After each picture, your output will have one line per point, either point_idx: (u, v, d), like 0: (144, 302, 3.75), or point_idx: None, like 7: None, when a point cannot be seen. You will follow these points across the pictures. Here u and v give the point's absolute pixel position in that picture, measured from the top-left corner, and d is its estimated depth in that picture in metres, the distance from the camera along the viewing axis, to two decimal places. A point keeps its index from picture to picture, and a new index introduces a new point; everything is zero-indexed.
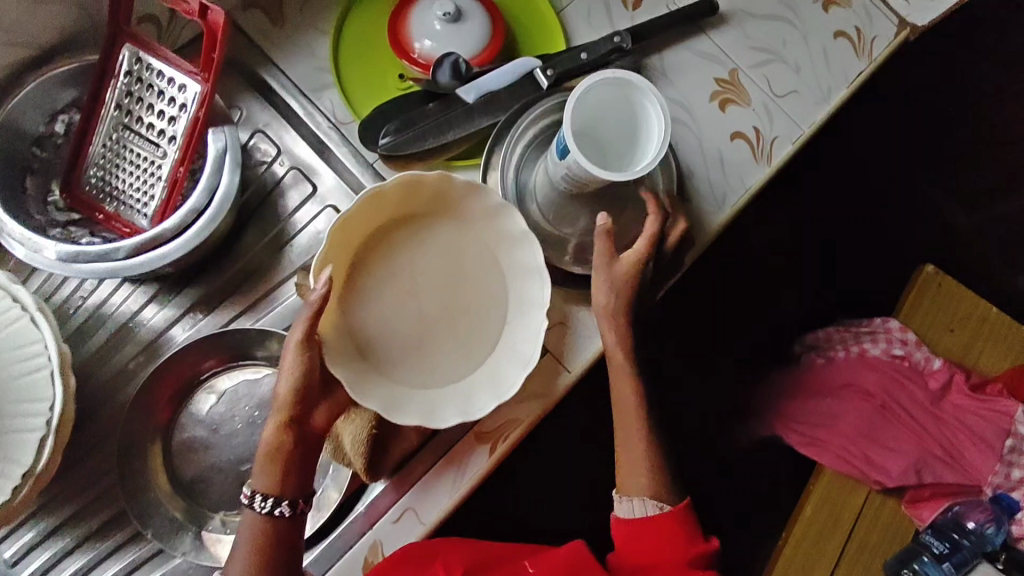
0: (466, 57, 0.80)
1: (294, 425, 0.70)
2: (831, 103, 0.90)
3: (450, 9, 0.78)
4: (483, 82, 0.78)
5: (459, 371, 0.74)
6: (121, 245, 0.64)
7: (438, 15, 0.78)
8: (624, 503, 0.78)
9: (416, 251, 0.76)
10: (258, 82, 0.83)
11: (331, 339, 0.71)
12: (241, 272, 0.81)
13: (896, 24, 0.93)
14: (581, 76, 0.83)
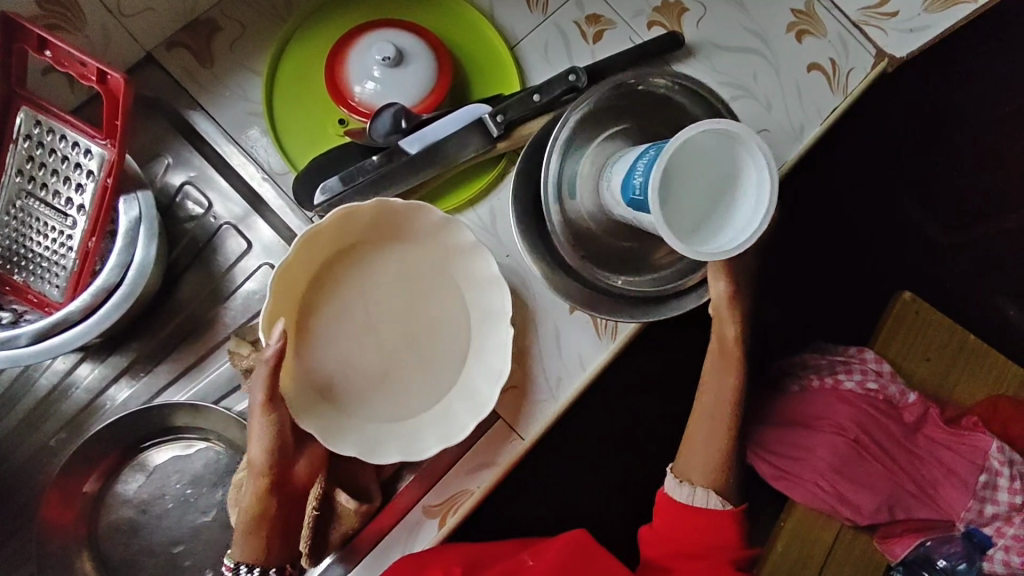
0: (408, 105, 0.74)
1: (276, 489, 0.65)
2: (803, 142, 0.85)
3: (389, 53, 0.72)
4: (427, 131, 0.72)
5: (434, 394, 0.68)
6: (23, 331, 0.61)
7: (377, 60, 0.72)
8: (685, 488, 0.76)
9: (367, 282, 0.70)
10: (186, 126, 0.77)
11: (293, 394, 0.66)
12: (172, 336, 0.75)
13: (873, 55, 0.87)
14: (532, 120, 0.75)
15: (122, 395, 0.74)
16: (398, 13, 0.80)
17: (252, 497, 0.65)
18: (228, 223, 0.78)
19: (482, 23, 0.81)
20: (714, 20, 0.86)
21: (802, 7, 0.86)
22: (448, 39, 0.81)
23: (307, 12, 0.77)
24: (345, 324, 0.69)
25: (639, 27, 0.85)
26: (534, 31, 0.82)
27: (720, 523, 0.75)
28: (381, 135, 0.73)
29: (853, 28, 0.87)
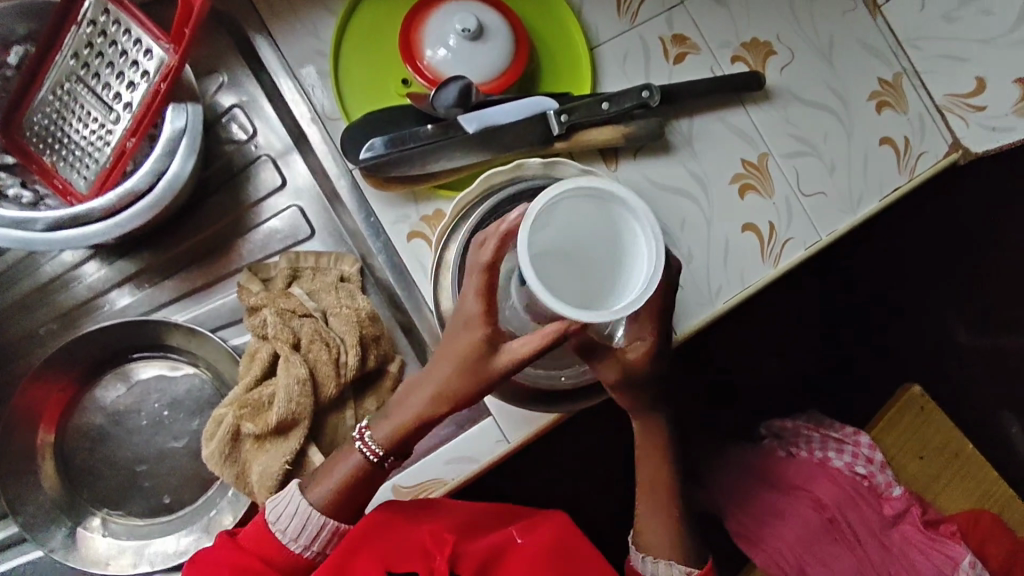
0: (474, 83, 0.72)
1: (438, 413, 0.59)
2: (856, 215, 0.84)
3: (470, 26, 0.70)
4: (491, 114, 0.71)
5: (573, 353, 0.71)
6: (41, 216, 0.59)
7: (456, 29, 0.70)
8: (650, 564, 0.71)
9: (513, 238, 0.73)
10: (249, 49, 0.75)
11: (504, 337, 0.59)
12: (183, 257, 0.74)
13: (948, 144, 0.86)
14: (596, 128, 0.75)
15: (121, 301, 0.73)
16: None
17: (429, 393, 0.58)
18: (267, 156, 0.76)
19: (568, 15, 0.79)
20: (799, 70, 0.84)
21: (889, 78, 0.86)
22: (531, 24, 0.79)
23: None
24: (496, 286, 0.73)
25: (722, 59, 0.83)
26: (617, 38, 0.80)
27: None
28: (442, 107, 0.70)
29: (934, 111, 0.86)
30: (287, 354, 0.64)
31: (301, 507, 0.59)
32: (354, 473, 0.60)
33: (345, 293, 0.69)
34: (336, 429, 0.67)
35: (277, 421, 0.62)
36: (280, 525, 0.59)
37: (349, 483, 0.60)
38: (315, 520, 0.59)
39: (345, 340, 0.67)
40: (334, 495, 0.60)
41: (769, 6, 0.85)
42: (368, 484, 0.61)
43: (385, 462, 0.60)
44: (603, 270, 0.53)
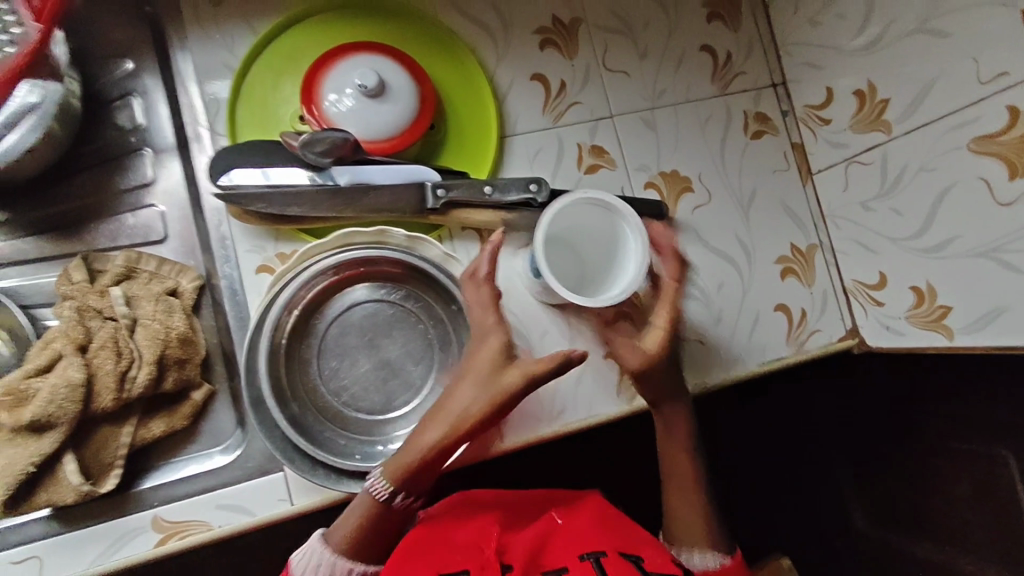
0: (362, 138, 0.71)
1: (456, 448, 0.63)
2: (731, 373, 0.80)
3: (368, 84, 0.69)
4: (366, 171, 0.69)
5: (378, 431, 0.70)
6: None
7: (355, 83, 0.69)
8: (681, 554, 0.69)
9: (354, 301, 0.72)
10: (163, 45, 0.75)
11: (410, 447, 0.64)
12: (41, 221, 0.71)
13: (846, 328, 0.84)
14: (476, 211, 0.73)
15: None
16: (417, 49, 0.78)
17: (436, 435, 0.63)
18: (148, 151, 0.74)
19: (488, 98, 0.78)
20: (712, 214, 0.83)
21: (802, 247, 0.85)
22: (448, 96, 0.78)
23: (332, 6, 0.76)
24: (326, 346, 0.71)
25: (635, 181, 0.82)
26: (534, 132, 0.80)
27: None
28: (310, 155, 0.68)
29: (839, 291, 0.84)
30: (69, 355, 0.62)
31: (319, 556, 0.61)
32: (367, 514, 0.62)
33: (163, 307, 0.67)
34: (104, 444, 0.64)
35: (30, 419, 0.59)
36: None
37: (363, 523, 0.62)
38: (344, 564, 0.61)
39: (142, 355, 0.64)
40: (347, 539, 0.62)
41: (696, 144, 0.84)
42: (380, 521, 0.62)
43: (394, 501, 0.62)
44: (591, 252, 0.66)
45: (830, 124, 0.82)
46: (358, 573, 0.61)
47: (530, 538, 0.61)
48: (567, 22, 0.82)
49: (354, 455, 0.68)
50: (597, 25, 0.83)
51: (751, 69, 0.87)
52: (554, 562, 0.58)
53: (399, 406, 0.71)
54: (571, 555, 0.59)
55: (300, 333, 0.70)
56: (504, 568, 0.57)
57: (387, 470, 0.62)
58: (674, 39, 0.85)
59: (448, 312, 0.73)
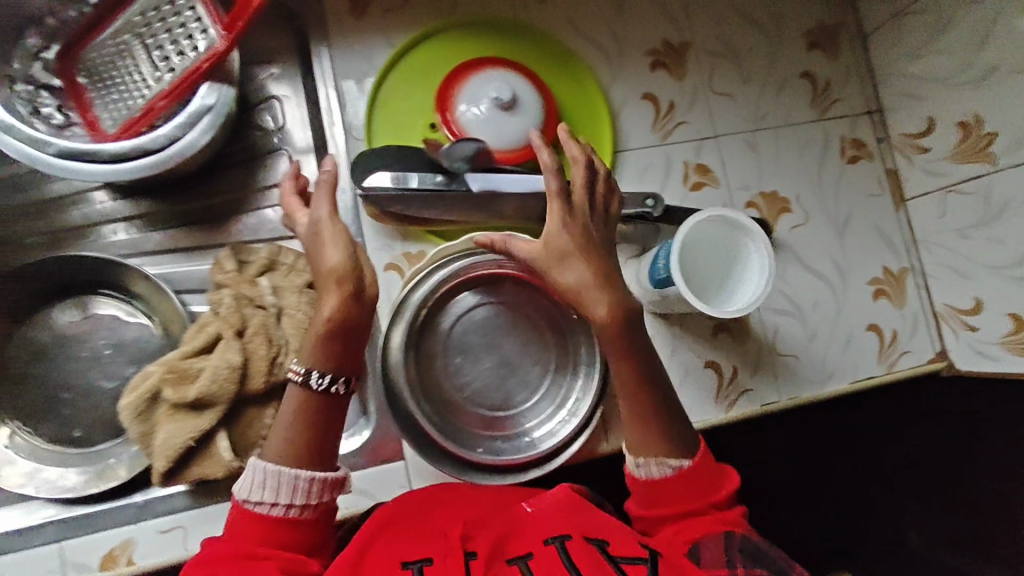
0: (494, 147, 0.76)
1: (351, 296, 0.60)
2: (824, 388, 0.84)
3: (504, 97, 0.74)
4: (496, 180, 0.73)
5: (498, 427, 0.77)
6: (55, 141, 0.61)
7: (490, 96, 0.74)
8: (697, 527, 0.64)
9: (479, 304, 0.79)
10: (307, 54, 0.80)
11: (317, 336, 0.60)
12: (188, 213, 0.76)
13: (935, 351, 0.87)
14: None
15: (127, 233, 0.74)
16: (540, 66, 0.82)
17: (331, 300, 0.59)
18: (287, 152, 0.79)
19: (604, 115, 0.82)
20: (809, 234, 0.87)
21: (894, 269, 0.88)
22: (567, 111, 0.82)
23: (462, 23, 0.81)
24: (453, 346, 0.77)
25: (737, 200, 0.85)
26: (645, 149, 0.84)
27: (701, 480, 0.66)
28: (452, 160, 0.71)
29: (930, 316, 0.87)
30: (229, 338, 0.67)
31: (261, 468, 0.56)
32: (300, 405, 0.59)
33: (306, 299, 0.72)
34: (251, 423, 0.68)
35: (196, 395, 0.64)
36: (253, 497, 0.55)
37: (301, 417, 0.59)
38: (286, 473, 0.56)
39: (289, 343, 0.69)
40: (288, 444, 0.58)
41: (795, 166, 0.87)
42: (318, 413, 0.59)
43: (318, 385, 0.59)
44: (712, 259, 0.68)
45: (929, 153, 0.85)
46: (301, 480, 0.56)
47: (500, 525, 0.61)
48: (677, 45, 0.86)
49: (478, 448, 0.75)
50: (705, 49, 0.87)
51: (848, 96, 0.90)
52: (519, 548, 0.58)
53: (518, 403, 0.78)
54: (535, 540, 0.59)
55: (433, 335, 0.77)
56: (466, 556, 0.56)
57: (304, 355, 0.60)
58: (778, 65, 0.89)
59: (565, 318, 0.79)
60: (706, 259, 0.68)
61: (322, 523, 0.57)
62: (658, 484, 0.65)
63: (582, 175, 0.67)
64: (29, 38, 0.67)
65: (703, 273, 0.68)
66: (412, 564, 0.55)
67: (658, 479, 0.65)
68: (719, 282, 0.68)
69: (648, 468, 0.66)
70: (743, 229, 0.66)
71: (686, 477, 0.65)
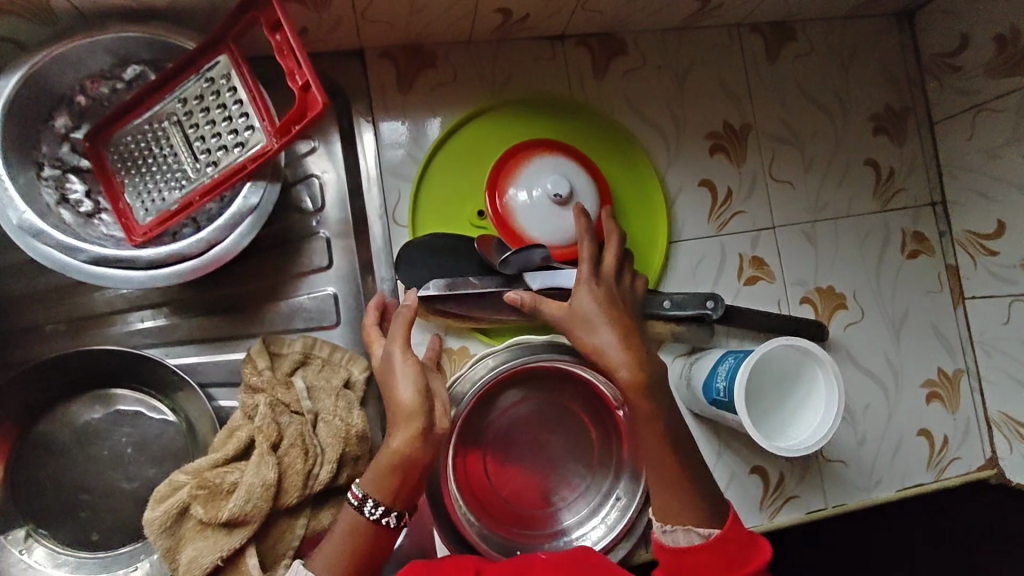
0: (549, 244, 0.70)
1: (420, 439, 0.58)
2: (870, 496, 0.81)
3: (561, 193, 0.68)
4: (555, 278, 0.68)
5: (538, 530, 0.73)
6: (87, 248, 0.58)
7: (548, 187, 0.69)
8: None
9: (519, 400, 0.74)
10: (348, 129, 0.75)
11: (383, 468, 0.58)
12: (218, 300, 0.71)
13: (986, 458, 0.84)
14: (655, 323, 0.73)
15: (154, 321, 0.70)
16: (591, 148, 0.77)
17: (401, 437, 0.58)
18: (325, 235, 0.74)
19: (660, 204, 0.78)
20: (864, 333, 0.83)
21: (949, 371, 0.84)
22: (621, 197, 0.78)
23: (515, 101, 0.76)
24: (490, 444, 0.74)
25: (792, 295, 0.81)
26: (699, 240, 0.80)
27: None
28: (510, 268, 0.69)
29: (982, 422, 0.84)
30: (265, 452, 0.63)
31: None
32: (351, 538, 0.57)
33: (345, 403, 0.68)
34: (281, 536, 0.65)
35: (229, 515, 0.61)
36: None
37: (349, 551, 0.57)
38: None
39: (325, 452, 0.66)
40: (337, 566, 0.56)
41: (854, 261, 0.83)
42: (369, 545, 0.57)
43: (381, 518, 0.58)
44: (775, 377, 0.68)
45: (998, 257, 0.80)
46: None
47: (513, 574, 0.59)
48: (737, 128, 0.82)
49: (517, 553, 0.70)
50: (766, 133, 0.83)
51: (912, 186, 0.86)
52: None
53: (559, 502, 0.74)
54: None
55: (478, 433, 0.73)
56: None
57: (367, 482, 0.58)
58: (841, 151, 0.84)
59: (608, 415, 0.75)
60: (769, 374, 0.67)
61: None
62: (684, 555, 0.59)
63: (612, 253, 0.68)
64: (57, 119, 0.63)
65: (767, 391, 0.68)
66: None
67: (685, 548, 0.59)
68: (784, 399, 0.67)
69: (676, 536, 0.60)
70: (807, 352, 0.65)
71: (716, 555, 0.58)
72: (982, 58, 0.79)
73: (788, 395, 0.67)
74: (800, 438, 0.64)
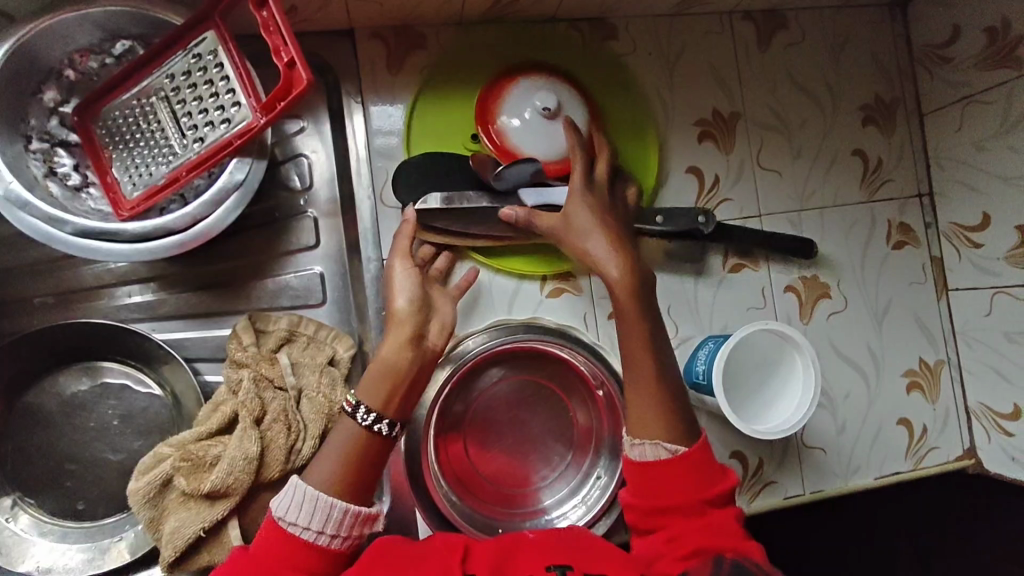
0: (543, 159, 0.71)
1: (414, 343, 0.63)
2: (848, 482, 0.82)
3: (550, 105, 0.70)
4: (552, 194, 0.70)
5: (519, 509, 0.74)
6: (72, 219, 0.59)
7: (536, 105, 0.70)
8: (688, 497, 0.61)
9: (500, 380, 0.75)
10: (337, 108, 0.75)
11: (374, 372, 0.61)
12: (205, 276, 0.72)
13: (964, 447, 0.85)
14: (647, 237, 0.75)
15: (141, 296, 0.71)
16: (586, 74, 0.78)
17: (394, 339, 0.63)
18: (313, 214, 0.74)
19: (651, 180, 0.78)
20: (846, 322, 0.84)
21: (930, 361, 0.85)
22: (611, 123, 0.78)
23: (504, 53, 0.76)
24: (471, 423, 0.74)
25: (777, 284, 0.82)
26: None
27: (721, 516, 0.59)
28: (503, 182, 0.70)
29: (962, 412, 0.85)
30: (247, 425, 0.64)
31: (302, 491, 0.56)
32: (352, 448, 0.59)
33: (328, 379, 0.69)
34: (264, 510, 0.66)
35: (211, 487, 0.62)
36: (289, 517, 0.56)
37: (348, 458, 0.59)
38: (325, 500, 0.56)
39: (308, 427, 0.67)
40: (334, 479, 0.58)
41: (839, 248, 0.84)
42: (365, 455, 0.59)
43: (375, 426, 0.60)
44: (758, 363, 0.68)
45: (982, 249, 0.81)
46: (335, 511, 0.57)
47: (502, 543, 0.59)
48: (727, 115, 0.82)
49: (497, 529, 0.71)
50: (756, 120, 0.83)
51: (899, 177, 0.86)
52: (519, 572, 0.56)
53: (540, 480, 0.75)
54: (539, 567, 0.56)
55: (460, 415, 0.74)
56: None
57: (361, 390, 0.61)
58: (830, 140, 0.85)
59: (589, 396, 0.76)
60: (750, 356, 0.68)
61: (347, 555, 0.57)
62: (650, 469, 0.60)
63: (605, 166, 0.71)
64: (46, 92, 0.64)
65: (749, 375, 0.68)
66: None
67: (652, 463, 0.60)
68: (765, 384, 0.68)
69: (643, 450, 0.61)
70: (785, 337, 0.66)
71: (683, 468, 0.60)
72: (971, 53, 0.79)
73: (769, 381, 0.68)
74: (778, 420, 0.65)
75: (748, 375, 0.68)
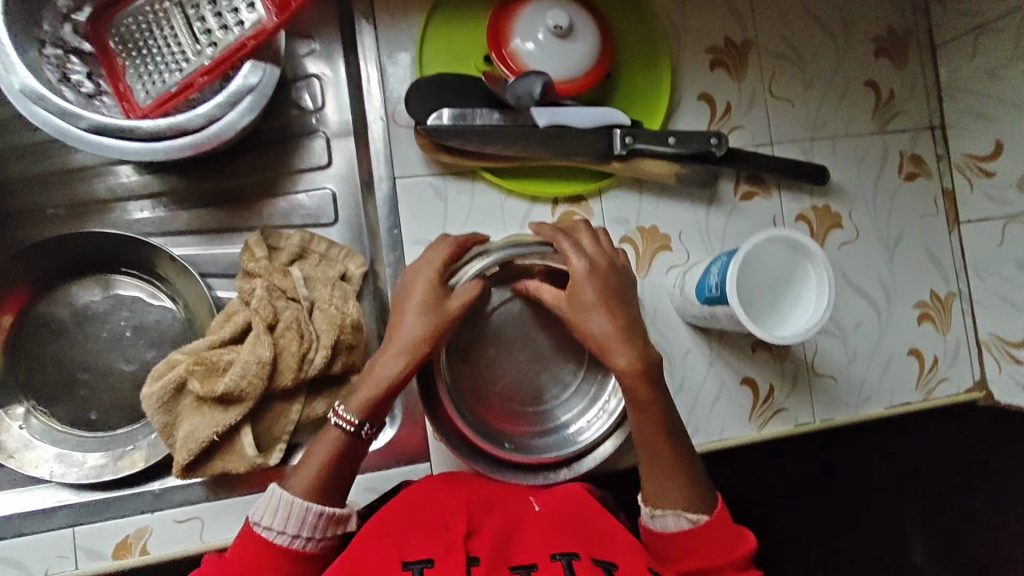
0: (555, 78, 0.71)
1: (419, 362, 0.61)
2: (859, 411, 0.82)
3: (563, 24, 0.68)
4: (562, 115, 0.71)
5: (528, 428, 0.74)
6: (87, 115, 0.58)
7: (548, 24, 0.69)
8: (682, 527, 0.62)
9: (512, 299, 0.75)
10: (348, 28, 0.75)
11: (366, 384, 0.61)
12: (217, 192, 0.72)
13: (973, 380, 0.85)
14: (660, 160, 0.75)
15: (152, 211, 0.71)
16: None
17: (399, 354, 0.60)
18: (325, 133, 0.75)
19: (665, 105, 0.78)
20: (857, 252, 0.83)
21: (941, 293, 0.85)
22: (622, 46, 0.79)
23: None
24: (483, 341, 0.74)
25: (788, 212, 0.82)
26: None
27: (721, 539, 0.62)
28: (515, 99, 0.70)
29: (972, 342, 0.85)
30: (260, 332, 0.64)
31: (279, 497, 0.56)
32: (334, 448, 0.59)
33: (340, 292, 0.68)
34: (277, 419, 0.66)
35: (224, 391, 0.62)
36: (264, 522, 0.56)
37: (329, 463, 0.58)
38: (300, 505, 0.56)
39: (320, 338, 0.66)
40: (310, 483, 0.58)
41: (851, 178, 0.84)
42: (347, 455, 0.59)
43: (362, 431, 0.60)
44: (770, 280, 0.69)
45: (994, 178, 0.81)
46: (310, 514, 0.56)
47: (507, 521, 0.60)
48: (738, 43, 0.82)
49: (506, 444, 0.71)
50: (768, 49, 0.82)
51: (910, 109, 0.86)
52: (526, 556, 0.57)
53: (551, 400, 0.75)
54: (541, 552, 0.57)
55: (472, 332, 0.74)
56: (469, 561, 0.55)
57: (353, 403, 0.60)
58: (842, 69, 0.84)
59: None
60: (762, 272, 0.68)
61: (323, 558, 0.57)
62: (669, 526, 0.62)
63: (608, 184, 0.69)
64: None
65: (761, 289, 0.69)
66: (412, 564, 0.54)
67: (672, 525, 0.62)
68: (779, 299, 0.68)
69: (662, 509, 0.62)
70: (797, 250, 0.66)
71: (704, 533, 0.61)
72: None
73: (782, 295, 0.68)
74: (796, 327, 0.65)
75: (762, 293, 0.69)
